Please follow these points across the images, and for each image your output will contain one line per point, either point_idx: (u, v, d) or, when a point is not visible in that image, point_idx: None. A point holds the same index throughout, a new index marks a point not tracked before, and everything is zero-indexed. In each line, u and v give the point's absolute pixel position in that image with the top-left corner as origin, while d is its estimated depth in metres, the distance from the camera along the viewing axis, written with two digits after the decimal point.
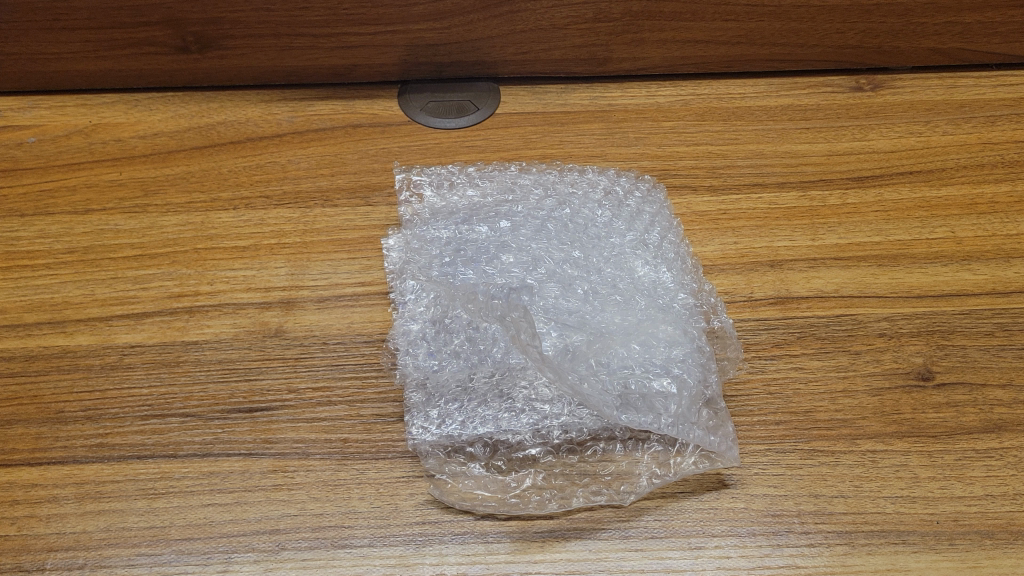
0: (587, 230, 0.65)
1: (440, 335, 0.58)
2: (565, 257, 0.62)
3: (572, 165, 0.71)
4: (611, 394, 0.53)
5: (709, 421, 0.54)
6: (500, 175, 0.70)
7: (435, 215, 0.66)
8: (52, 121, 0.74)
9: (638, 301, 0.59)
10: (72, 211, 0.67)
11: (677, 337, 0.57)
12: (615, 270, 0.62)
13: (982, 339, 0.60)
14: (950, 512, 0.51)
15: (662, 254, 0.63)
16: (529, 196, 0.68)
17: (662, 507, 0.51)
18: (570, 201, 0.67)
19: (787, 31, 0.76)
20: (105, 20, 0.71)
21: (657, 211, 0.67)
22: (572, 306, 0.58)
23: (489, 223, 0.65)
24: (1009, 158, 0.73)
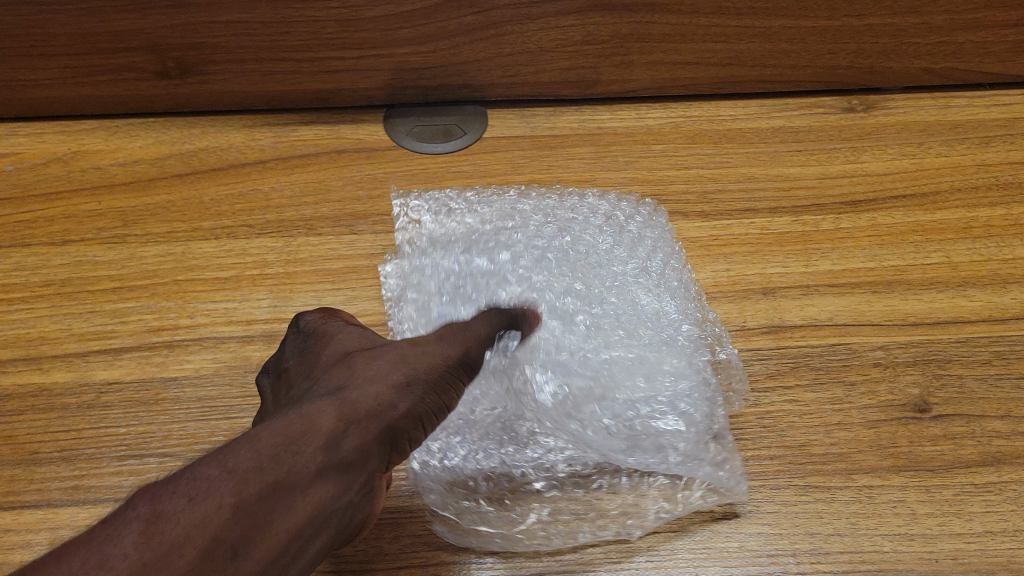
0: (590, 256, 0.64)
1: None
2: (573, 284, 0.61)
3: (573, 188, 0.70)
4: (620, 435, 0.53)
5: (716, 456, 0.53)
6: (500, 201, 0.69)
7: (435, 241, 0.65)
8: (32, 150, 0.73)
9: (642, 337, 0.59)
10: (50, 242, 0.65)
11: (682, 375, 0.57)
12: (620, 301, 0.61)
13: (980, 368, 0.59)
14: (950, 549, 0.50)
15: (666, 282, 0.63)
16: (529, 219, 0.66)
17: (654, 546, 0.50)
18: (573, 226, 0.66)
19: (779, 52, 0.75)
20: (83, 46, 0.70)
21: (661, 237, 0.66)
22: (580, 339, 0.57)
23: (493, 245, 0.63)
24: (1004, 180, 0.72)
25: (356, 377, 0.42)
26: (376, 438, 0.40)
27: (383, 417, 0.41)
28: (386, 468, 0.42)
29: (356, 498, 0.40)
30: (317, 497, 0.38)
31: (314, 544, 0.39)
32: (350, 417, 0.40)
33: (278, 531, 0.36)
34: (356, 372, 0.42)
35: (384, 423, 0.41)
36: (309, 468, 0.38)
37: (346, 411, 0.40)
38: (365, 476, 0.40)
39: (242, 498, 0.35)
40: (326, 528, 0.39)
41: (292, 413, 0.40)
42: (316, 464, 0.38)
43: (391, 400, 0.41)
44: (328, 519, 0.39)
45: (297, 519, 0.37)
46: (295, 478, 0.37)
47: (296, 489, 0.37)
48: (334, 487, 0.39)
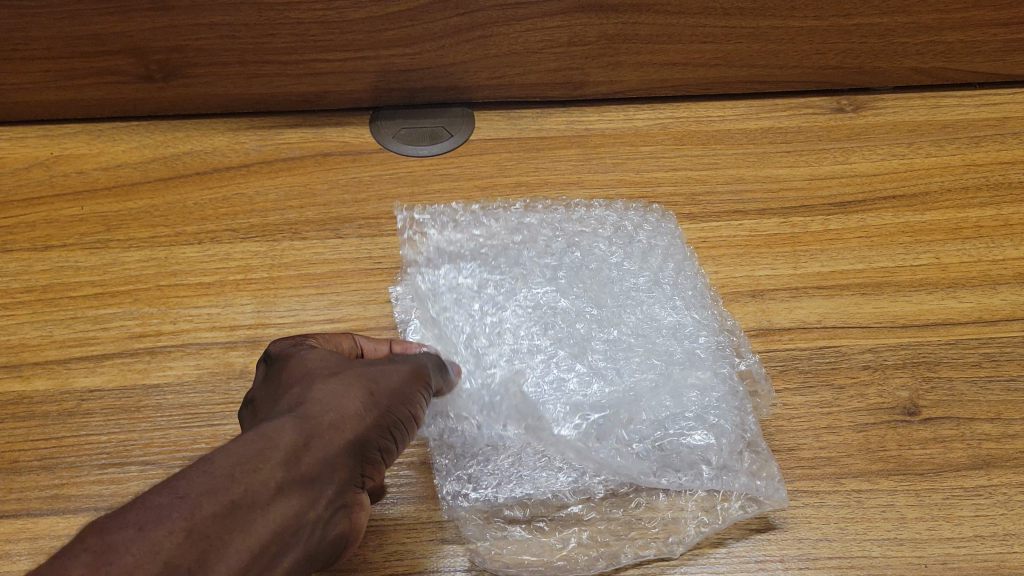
0: (602, 273, 0.63)
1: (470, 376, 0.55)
2: (585, 309, 0.61)
3: (580, 198, 0.69)
4: (651, 459, 0.52)
5: (752, 466, 0.52)
6: (507, 213, 0.67)
7: (447, 260, 0.64)
8: (14, 154, 0.72)
9: (665, 352, 0.58)
10: (31, 247, 0.65)
11: (709, 383, 0.56)
12: (638, 318, 0.60)
13: (969, 370, 0.58)
14: (939, 554, 0.49)
15: (682, 289, 0.62)
16: (537, 238, 0.66)
17: (645, 554, 0.49)
18: (581, 241, 0.65)
19: (767, 52, 0.74)
20: (65, 49, 0.69)
21: (672, 243, 0.65)
22: (596, 366, 0.57)
23: (502, 269, 0.63)
24: (994, 180, 0.71)
25: (307, 398, 0.41)
26: (335, 454, 0.39)
27: (341, 433, 0.40)
28: (346, 487, 0.41)
29: (322, 518, 0.39)
30: (286, 511, 0.36)
31: (284, 563, 0.36)
32: (307, 433, 0.39)
33: (251, 545, 0.34)
34: (306, 394, 0.41)
35: (343, 438, 0.40)
36: (274, 483, 0.36)
37: (304, 427, 0.39)
38: (328, 493, 0.39)
39: (210, 514, 0.33)
40: (295, 547, 0.37)
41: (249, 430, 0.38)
42: (281, 478, 0.36)
43: (350, 415, 0.41)
44: (297, 536, 0.37)
45: (268, 534, 0.35)
46: (260, 494, 0.35)
47: (264, 504, 0.35)
48: (301, 502, 0.37)
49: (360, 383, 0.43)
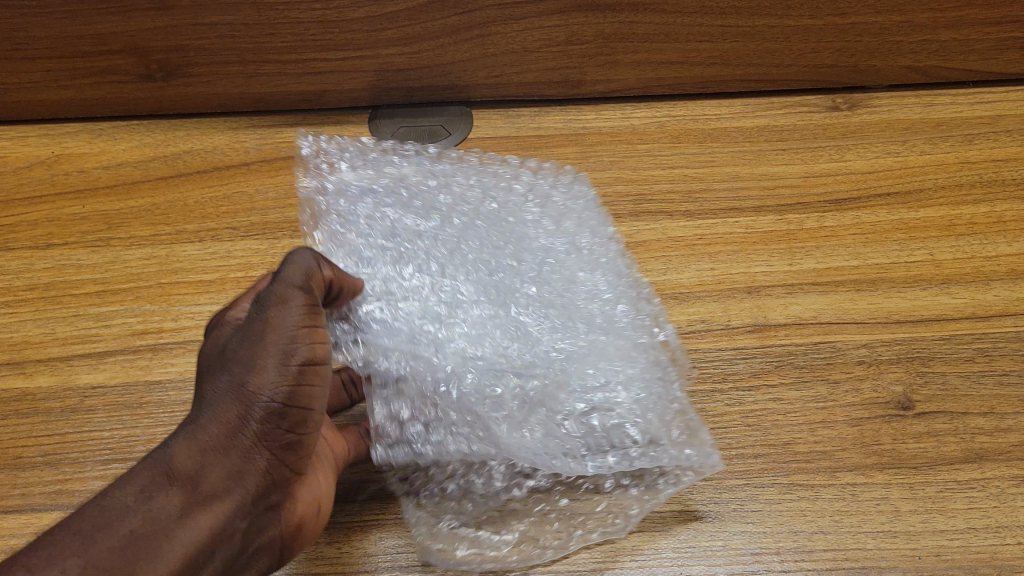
0: (521, 238, 0.63)
1: (397, 315, 0.52)
2: (508, 267, 0.59)
3: (496, 157, 0.71)
4: (580, 425, 0.51)
5: (678, 438, 0.52)
6: (423, 162, 0.69)
7: (360, 201, 0.61)
8: (16, 153, 0.73)
9: (590, 319, 0.58)
10: (33, 246, 0.66)
11: (637, 357, 0.56)
12: (563, 284, 0.60)
13: (963, 365, 0.59)
14: (933, 546, 0.50)
15: (600, 262, 0.63)
16: (452, 185, 0.66)
17: (639, 547, 0.50)
18: (494, 199, 0.66)
19: (763, 51, 0.75)
20: (66, 49, 0.69)
21: (585, 213, 0.67)
22: (524, 322, 0.55)
23: (418, 219, 0.61)
24: (987, 178, 0.72)
25: (206, 401, 0.39)
26: (240, 462, 0.38)
27: (240, 438, 0.38)
28: (262, 492, 0.40)
29: (243, 521, 0.39)
30: (195, 534, 0.36)
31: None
32: (206, 449, 0.38)
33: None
34: (206, 395, 0.39)
35: (241, 442, 0.39)
36: (171, 513, 0.36)
37: (200, 444, 0.38)
38: (240, 501, 0.38)
39: (103, 561, 0.34)
40: (214, 559, 0.38)
41: (145, 457, 0.38)
42: (179, 504, 0.36)
43: (236, 420, 0.38)
44: (215, 550, 0.37)
45: (174, 562, 0.35)
46: (159, 526, 0.35)
47: (165, 535, 0.35)
48: (211, 519, 0.37)
49: (245, 375, 0.39)
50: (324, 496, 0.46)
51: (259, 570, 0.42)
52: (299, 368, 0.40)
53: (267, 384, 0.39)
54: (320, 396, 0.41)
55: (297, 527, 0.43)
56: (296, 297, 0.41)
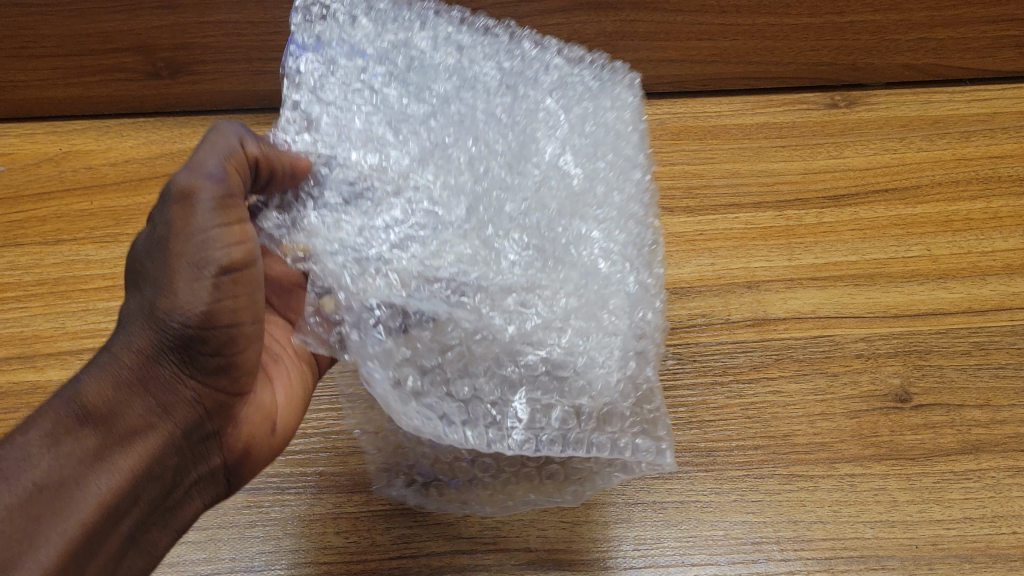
0: (531, 135, 0.52)
1: (341, 222, 0.46)
2: (499, 173, 0.49)
3: (531, 36, 0.60)
4: (526, 393, 0.44)
5: (630, 425, 0.47)
6: (439, 21, 0.56)
7: (341, 74, 0.50)
8: (24, 150, 0.74)
9: (576, 266, 0.48)
10: (43, 241, 0.67)
11: (612, 322, 0.47)
12: (556, 209, 0.50)
13: (959, 358, 0.60)
14: (930, 536, 0.52)
15: (620, 184, 0.53)
16: (476, 57, 0.55)
17: (642, 537, 0.52)
18: (515, 85, 0.55)
19: (762, 49, 0.76)
20: (73, 47, 0.70)
21: (623, 115, 0.58)
22: (499, 248, 0.47)
23: (409, 94, 0.51)
24: (983, 174, 0.73)
25: (124, 324, 0.39)
26: (151, 400, 0.39)
27: (153, 372, 0.39)
28: (184, 430, 0.40)
29: (169, 459, 0.40)
30: (110, 479, 0.38)
31: (130, 518, 0.39)
32: (122, 384, 0.39)
33: (67, 528, 0.36)
34: (124, 319, 0.40)
35: (158, 372, 0.39)
36: (83, 458, 0.37)
37: (115, 377, 0.39)
38: (157, 441, 0.39)
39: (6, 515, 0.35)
40: (138, 502, 0.39)
41: (62, 391, 0.39)
42: (92, 448, 0.38)
43: (150, 348, 0.39)
44: (137, 492, 0.39)
45: (88, 508, 0.37)
46: (68, 474, 0.37)
47: (75, 482, 0.37)
48: (125, 462, 0.38)
49: (158, 293, 0.38)
50: (279, 412, 0.47)
51: (198, 501, 0.43)
52: (215, 276, 0.38)
53: (182, 301, 0.38)
54: (247, 303, 0.40)
55: (242, 453, 0.44)
56: (209, 190, 0.38)
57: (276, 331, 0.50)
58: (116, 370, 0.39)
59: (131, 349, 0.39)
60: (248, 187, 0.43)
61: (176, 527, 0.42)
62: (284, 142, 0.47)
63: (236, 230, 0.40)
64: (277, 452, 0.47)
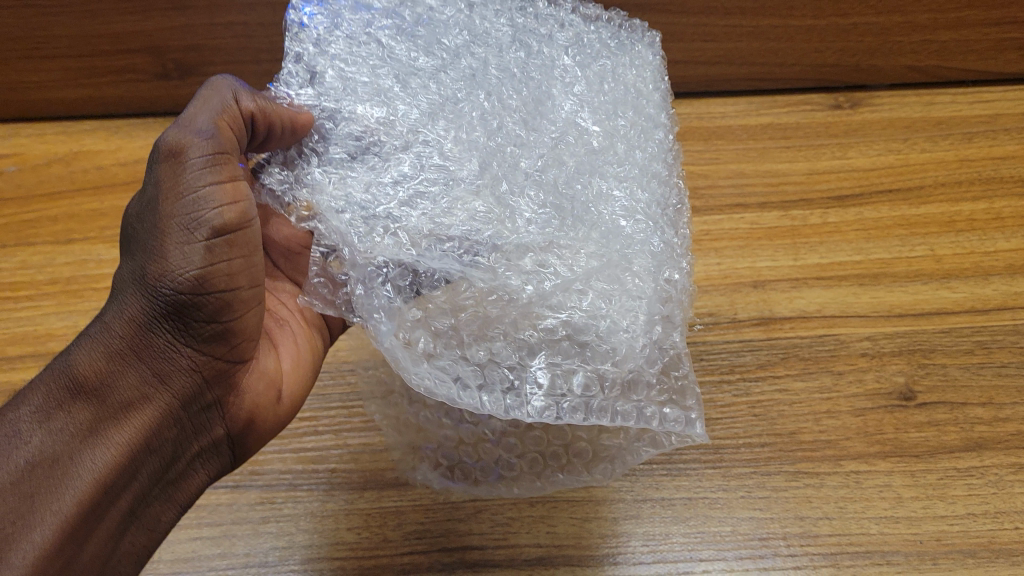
0: (546, 92, 0.51)
1: (347, 179, 0.44)
2: (514, 130, 0.48)
3: None
4: (546, 358, 0.43)
5: (657, 394, 0.44)
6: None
7: (345, 28, 0.49)
8: (35, 150, 0.74)
9: (597, 225, 0.46)
10: (54, 241, 0.67)
11: (636, 284, 0.44)
12: (574, 166, 0.48)
13: (962, 357, 0.61)
14: (934, 531, 0.53)
15: (642, 144, 0.52)
16: (484, 16, 0.54)
17: (650, 532, 0.52)
18: (528, 41, 0.54)
19: (766, 50, 0.77)
20: (84, 48, 0.71)
21: (643, 74, 0.57)
22: (515, 205, 0.45)
23: (418, 48, 0.50)
24: (986, 175, 0.74)
25: (117, 291, 0.37)
26: (148, 369, 0.37)
27: (147, 339, 0.37)
28: (182, 399, 0.39)
29: (168, 431, 0.39)
30: (107, 455, 0.36)
31: (130, 494, 0.38)
32: (116, 354, 0.37)
33: (61, 507, 0.34)
34: (117, 285, 0.38)
35: (152, 341, 0.37)
36: (76, 434, 0.35)
37: (108, 347, 0.37)
38: (155, 411, 0.38)
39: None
40: (137, 476, 0.38)
41: (52, 365, 0.37)
42: (86, 422, 0.36)
43: (143, 316, 0.37)
44: (135, 466, 0.37)
45: (83, 487, 0.35)
46: (59, 451, 0.35)
47: (68, 460, 0.35)
48: (124, 434, 0.36)
49: (148, 257, 0.36)
50: (283, 379, 0.46)
51: (200, 474, 0.42)
52: (206, 236, 0.37)
53: (173, 266, 0.36)
54: (242, 268, 0.38)
55: (245, 422, 0.43)
56: (198, 146, 0.37)
57: (281, 298, 0.49)
58: (111, 338, 0.37)
59: (124, 317, 0.37)
60: (243, 145, 0.42)
61: (179, 501, 0.41)
62: (286, 95, 0.46)
63: (228, 188, 0.38)
64: (281, 422, 0.46)
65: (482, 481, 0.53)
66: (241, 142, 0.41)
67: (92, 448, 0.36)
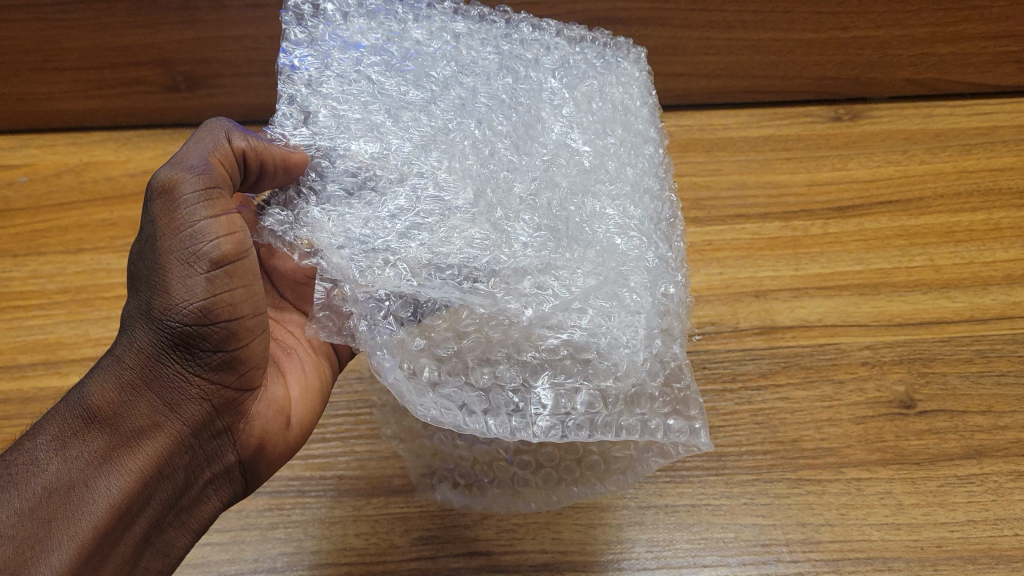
0: (536, 116, 0.52)
1: (346, 216, 0.44)
2: (506, 155, 0.49)
3: (528, 19, 0.60)
4: (549, 379, 0.43)
5: (660, 406, 0.45)
6: (433, 13, 0.56)
7: (335, 68, 0.50)
8: (45, 161, 0.75)
9: (592, 244, 0.47)
10: (64, 250, 0.68)
11: (634, 299, 0.45)
12: (568, 187, 0.49)
13: (962, 366, 0.62)
14: (934, 538, 0.53)
15: (632, 159, 0.53)
16: (470, 48, 0.55)
17: (654, 538, 0.53)
18: (515, 66, 0.55)
19: (767, 63, 0.78)
20: (95, 61, 0.72)
21: (630, 90, 0.58)
22: (511, 230, 0.45)
23: (408, 82, 0.51)
24: (984, 187, 0.74)
25: (126, 326, 0.38)
26: (159, 398, 0.38)
27: (157, 369, 0.38)
28: (194, 426, 0.39)
29: (181, 458, 0.39)
30: (123, 481, 0.36)
31: (145, 520, 0.38)
32: (128, 385, 0.38)
33: (79, 532, 0.35)
34: (126, 320, 0.39)
35: (162, 372, 0.38)
36: (92, 461, 0.36)
37: (119, 378, 0.37)
38: (168, 438, 0.38)
39: (13, 522, 0.34)
40: (151, 502, 0.38)
41: (66, 399, 0.37)
42: (101, 450, 0.36)
43: (152, 347, 0.37)
44: (150, 492, 0.38)
45: (100, 512, 0.35)
46: (76, 478, 0.36)
47: (85, 486, 0.36)
48: (139, 460, 0.37)
49: (153, 292, 0.37)
50: (293, 405, 0.47)
51: (214, 501, 0.43)
52: (207, 268, 0.37)
53: (176, 299, 0.37)
54: (245, 297, 0.39)
55: (257, 448, 0.44)
56: (191, 182, 0.38)
57: (288, 327, 0.50)
58: (122, 371, 0.38)
59: (134, 350, 0.38)
60: (237, 183, 0.42)
61: (193, 527, 0.42)
62: (281, 137, 0.46)
63: (225, 220, 0.39)
64: (293, 447, 0.46)
65: (497, 498, 0.54)
66: (234, 179, 0.42)
67: (108, 474, 0.36)
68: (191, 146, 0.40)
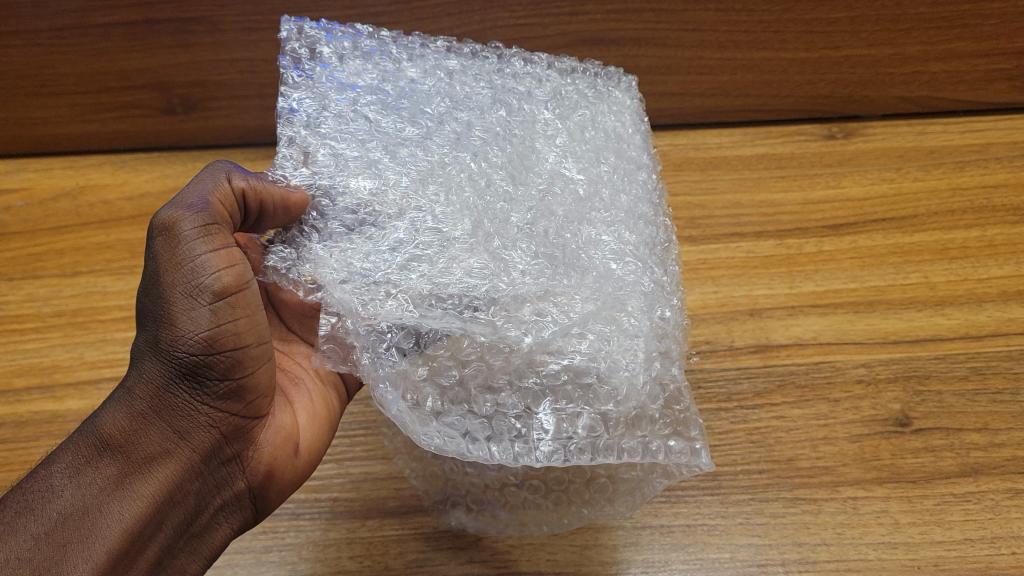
0: (530, 146, 0.53)
1: (347, 251, 0.44)
2: (502, 186, 0.50)
3: (518, 54, 0.61)
4: (550, 405, 0.43)
5: (661, 428, 0.45)
6: (427, 52, 0.57)
7: (333, 108, 0.50)
8: (42, 185, 0.76)
9: (588, 270, 0.47)
10: (61, 273, 0.68)
11: (632, 323, 0.45)
12: (565, 216, 0.49)
13: (957, 383, 0.61)
14: (932, 556, 0.53)
15: (625, 187, 0.53)
16: (463, 83, 0.55)
17: (650, 559, 0.53)
18: (509, 99, 0.56)
19: (760, 82, 0.78)
20: (92, 85, 0.72)
21: (622, 119, 0.59)
22: (509, 259, 0.46)
23: (404, 119, 0.51)
24: (979, 204, 0.74)
25: (134, 360, 0.39)
26: (168, 427, 0.38)
27: (167, 399, 0.38)
28: (203, 454, 0.39)
29: (192, 485, 0.39)
30: (136, 506, 0.36)
31: (157, 545, 0.38)
32: (139, 415, 0.38)
33: (93, 554, 0.34)
34: (135, 354, 0.39)
35: (171, 402, 0.38)
36: (105, 487, 0.36)
37: (130, 408, 0.38)
38: (179, 465, 0.38)
39: (29, 546, 0.33)
40: (163, 528, 0.38)
41: (77, 432, 0.38)
42: (113, 476, 0.36)
43: (161, 378, 0.38)
44: (162, 518, 0.38)
45: (113, 536, 0.35)
46: (89, 504, 0.35)
47: (99, 510, 0.35)
48: (150, 487, 0.37)
49: (159, 325, 0.37)
50: (300, 432, 0.47)
51: (222, 529, 0.42)
52: (209, 301, 0.37)
53: (181, 330, 0.37)
54: (249, 327, 0.39)
55: (266, 476, 0.43)
56: (190, 219, 0.38)
57: (296, 360, 0.50)
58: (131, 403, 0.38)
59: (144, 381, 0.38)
60: (237, 224, 0.42)
61: (203, 554, 0.41)
62: (281, 177, 0.46)
63: (226, 254, 0.39)
64: (301, 473, 0.46)
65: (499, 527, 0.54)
66: (235, 220, 0.42)
67: (120, 500, 0.36)
68: (192, 187, 0.40)
